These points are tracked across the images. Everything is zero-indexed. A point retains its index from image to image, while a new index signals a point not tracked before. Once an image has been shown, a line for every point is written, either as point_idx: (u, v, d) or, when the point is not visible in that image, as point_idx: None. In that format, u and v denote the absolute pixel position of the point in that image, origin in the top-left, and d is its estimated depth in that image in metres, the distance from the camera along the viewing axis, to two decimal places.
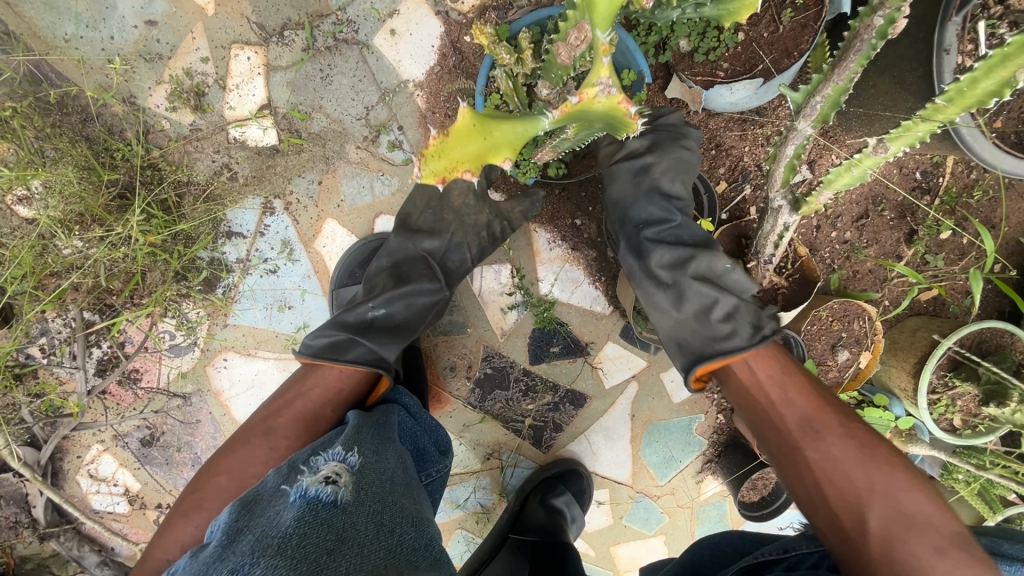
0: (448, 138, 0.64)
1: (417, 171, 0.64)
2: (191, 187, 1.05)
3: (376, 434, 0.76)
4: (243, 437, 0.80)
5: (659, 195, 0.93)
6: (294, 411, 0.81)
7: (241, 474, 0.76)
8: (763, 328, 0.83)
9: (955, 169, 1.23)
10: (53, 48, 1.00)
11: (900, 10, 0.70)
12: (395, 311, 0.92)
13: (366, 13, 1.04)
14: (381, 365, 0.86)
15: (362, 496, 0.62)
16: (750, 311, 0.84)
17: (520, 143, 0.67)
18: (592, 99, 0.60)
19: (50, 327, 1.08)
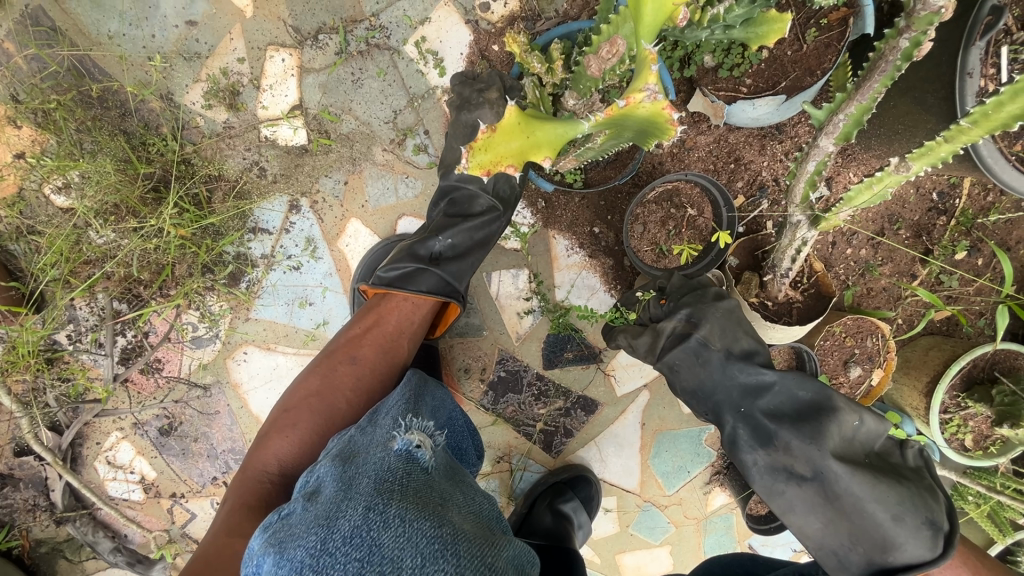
0: (495, 134, 0.65)
1: (465, 162, 0.66)
2: (221, 183, 1.07)
3: (433, 411, 0.78)
4: (325, 366, 0.89)
5: (729, 328, 0.83)
6: (373, 341, 0.90)
7: (329, 398, 0.85)
8: (936, 519, 0.68)
9: (971, 191, 1.25)
10: (97, 44, 1.03)
11: (926, 33, 0.72)
12: (458, 242, 0.95)
13: (398, 20, 1.07)
14: (456, 295, 0.96)
15: (443, 466, 0.67)
16: (916, 488, 0.71)
17: (563, 143, 0.67)
18: (637, 104, 0.59)
19: (79, 315, 1.10)
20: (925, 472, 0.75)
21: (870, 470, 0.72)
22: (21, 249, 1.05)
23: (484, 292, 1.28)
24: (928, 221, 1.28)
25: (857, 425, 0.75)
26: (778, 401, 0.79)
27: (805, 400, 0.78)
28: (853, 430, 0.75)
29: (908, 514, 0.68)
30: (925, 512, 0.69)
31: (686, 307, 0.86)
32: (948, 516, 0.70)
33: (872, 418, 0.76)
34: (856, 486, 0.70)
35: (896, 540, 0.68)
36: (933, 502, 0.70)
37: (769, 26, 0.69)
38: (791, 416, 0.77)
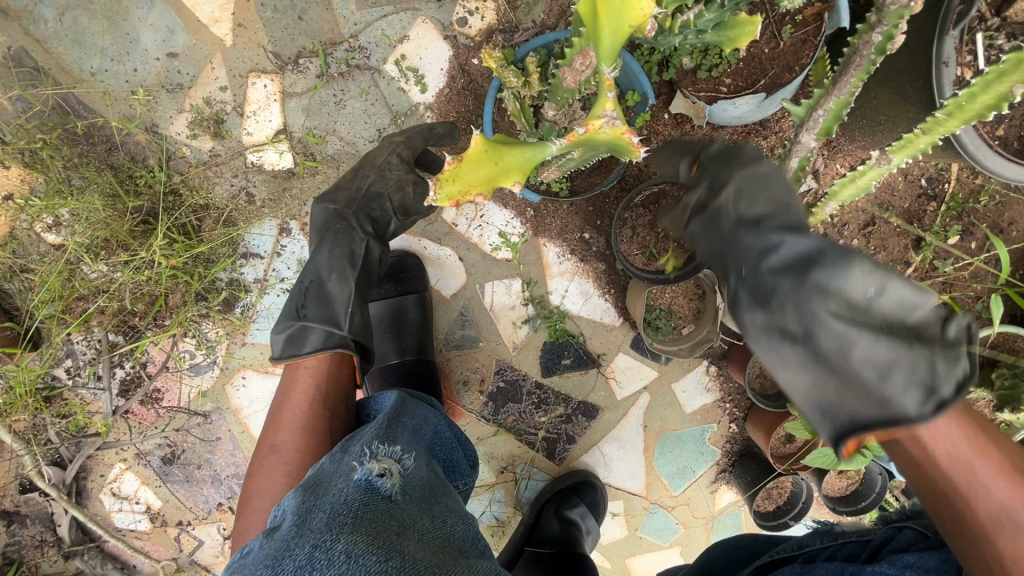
0: (462, 163, 0.64)
1: (433, 195, 0.65)
2: (210, 211, 1.08)
3: (417, 432, 0.76)
4: (256, 461, 0.83)
5: (778, 199, 0.66)
6: (286, 424, 0.84)
7: (268, 492, 0.79)
8: (937, 386, 0.53)
9: (960, 176, 1.24)
10: (79, 81, 1.04)
11: (898, 27, 0.72)
12: (325, 287, 0.90)
13: (377, 39, 1.07)
14: (340, 344, 0.86)
15: (412, 492, 0.65)
16: (930, 362, 0.54)
17: (533, 167, 0.67)
18: (596, 133, 0.60)
19: (75, 349, 1.10)
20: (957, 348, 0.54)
21: (861, 349, 0.56)
22: (14, 288, 1.06)
23: (478, 303, 1.28)
24: (919, 208, 1.27)
25: (875, 293, 0.56)
26: (776, 259, 0.63)
27: (803, 252, 0.61)
28: (869, 298, 0.56)
29: (897, 376, 0.54)
30: (924, 377, 0.53)
31: (707, 177, 0.74)
32: (961, 387, 0.53)
33: (901, 283, 0.55)
34: (831, 339, 0.57)
35: (890, 411, 0.54)
36: (942, 371, 0.53)
37: (741, 28, 0.68)
38: (780, 259, 0.62)
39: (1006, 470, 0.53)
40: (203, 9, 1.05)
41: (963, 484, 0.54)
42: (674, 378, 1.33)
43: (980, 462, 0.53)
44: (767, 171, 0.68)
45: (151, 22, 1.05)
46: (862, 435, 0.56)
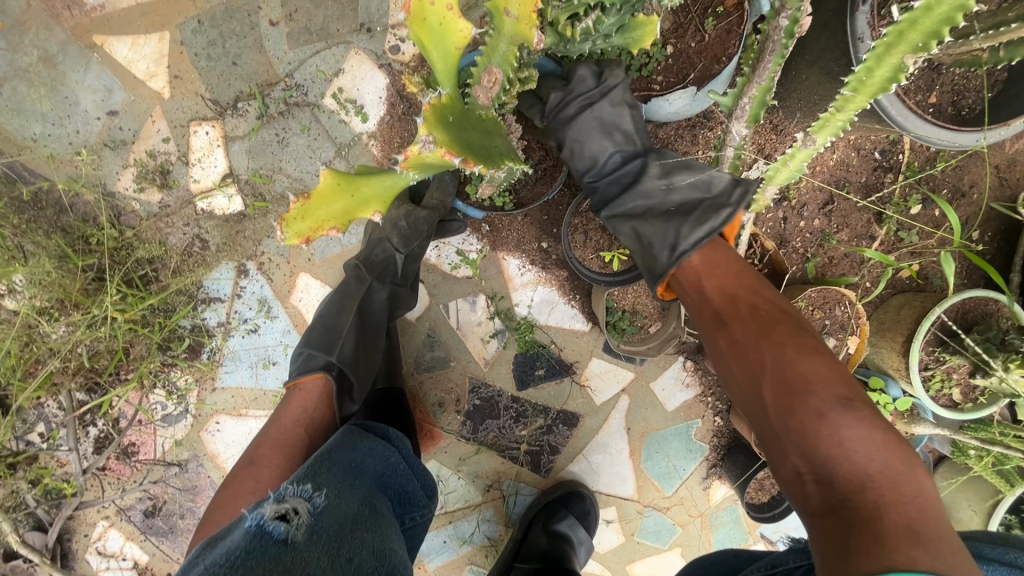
0: (311, 200, 0.64)
1: (281, 233, 0.64)
2: (165, 261, 1.09)
3: (350, 468, 0.79)
4: (233, 475, 0.85)
5: (602, 110, 0.94)
6: (269, 439, 0.88)
7: (233, 505, 0.80)
8: (682, 243, 0.86)
9: (913, 145, 1.22)
10: (23, 148, 1.06)
11: (801, 9, 0.72)
12: (329, 315, 0.98)
13: (313, 75, 1.08)
14: (325, 366, 0.92)
15: (321, 531, 0.66)
16: (688, 219, 0.88)
17: (390, 197, 0.68)
18: (416, 156, 0.58)
19: (46, 411, 1.11)
20: (714, 211, 0.86)
21: (659, 200, 0.91)
22: None
23: (445, 324, 1.28)
24: (876, 181, 1.25)
25: (666, 187, 0.91)
26: (612, 177, 0.96)
27: (632, 170, 0.95)
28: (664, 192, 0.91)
29: (665, 229, 0.89)
30: (678, 233, 0.87)
31: (567, 98, 0.94)
32: (706, 237, 0.86)
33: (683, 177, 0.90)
34: (628, 225, 0.93)
35: (667, 241, 0.88)
36: (696, 217, 0.88)
37: (642, 28, 0.70)
38: (609, 177, 0.97)
39: (737, 305, 0.81)
40: (138, 66, 1.07)
41: (708, 316, 0.83)
42: (651, 378, 1.32)
43: (717, 300, 0.82)
44: (611, 98, 0.93)
45: (89, 83, 1.07)
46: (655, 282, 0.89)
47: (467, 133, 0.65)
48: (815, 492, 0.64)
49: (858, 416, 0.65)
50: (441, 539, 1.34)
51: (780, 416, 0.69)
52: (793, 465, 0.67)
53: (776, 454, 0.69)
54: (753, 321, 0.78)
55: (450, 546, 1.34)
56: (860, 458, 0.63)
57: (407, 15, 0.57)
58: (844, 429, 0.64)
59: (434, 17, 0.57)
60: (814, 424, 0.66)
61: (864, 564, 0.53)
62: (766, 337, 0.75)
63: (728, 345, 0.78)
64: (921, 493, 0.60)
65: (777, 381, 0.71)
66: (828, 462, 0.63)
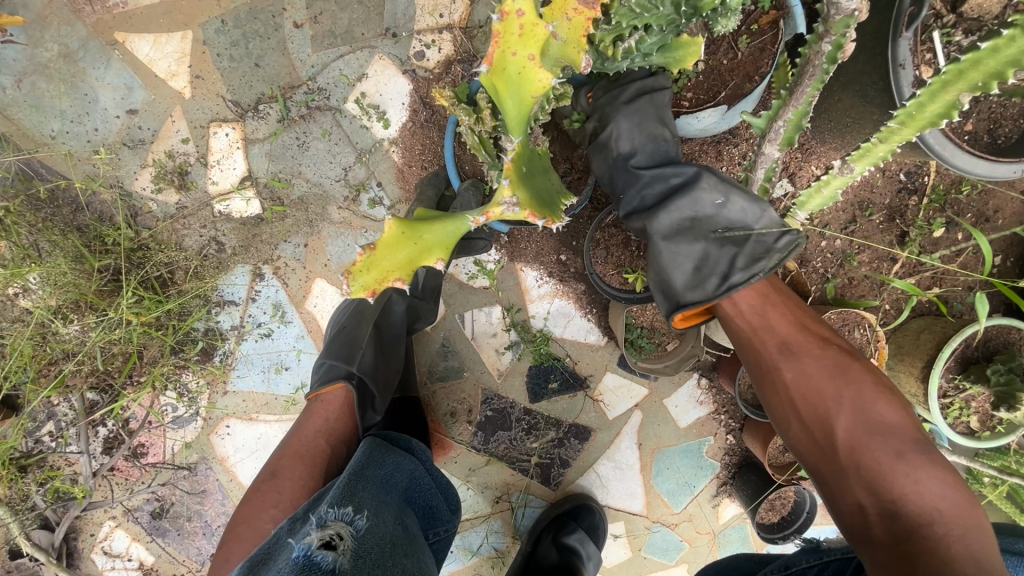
0: (377, 250, 0.62)
1: (348, 286, 0.62)
2: (180, 263, 1.08)
3: (381, 484, 0.78)
4: (253, 489, 0.85)
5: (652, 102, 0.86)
6: (291, 451, 0.87)
7: (257, 521, 0.80)
8: (735, 275, 0.77)
9: (940, 168, 1.19)
10: (41, 145, 1.05)
11: (847, 35, 0.71)
12: (348, 324, 0.97)
13: (336, 79, 1.07)
14: (345, 377, 0.90)
15: (364, 557, 0.65)
16: (742, 251, 0.78)
17: (453, 243, 0.66)
18: (500, 217, 0.62)
19: (57, 411, 1.10)
20: (768, 251, 0.77)
21: (708, 217, 0.81)
22: None
23: (459, 334, 1.27)
24: (900, 203, 1.23)
25: (719, 204, 0.80)
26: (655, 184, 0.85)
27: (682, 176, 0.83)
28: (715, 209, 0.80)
29: (714, 252, 0.80)
30: (731, 265, 0.78)
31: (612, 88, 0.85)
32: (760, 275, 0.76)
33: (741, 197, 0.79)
34: (685, 245, 0.81)
35: (716, 267, 0.79)
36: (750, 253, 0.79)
37: (683, 50, 0.68)
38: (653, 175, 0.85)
39: (805, 334, 0.76)
40: (159, 64, 1.06)
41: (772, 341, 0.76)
42: (664, 394, 1.30)
43: (783, 328, 0.77)
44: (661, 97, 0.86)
45: (108, 81, 1.05)
46: (687, 308, 0.79)
47: (534, 179, 0.69)
48: (882, 530, 0.63)
49: (932, 459, 0.65)
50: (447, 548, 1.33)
51: (851, 452, 0.67)
52: (855, 498, 0.66)
53: (834, 487, 0.67)
54: (824, 354, 0.73)
55: (457, 555, 1.34)
56: (934, 500, 0.62)
57: (488, 65, 0.54)
58: (922, 471, 0.63)
59: (515, 66, 0.55)
60: (890, 466, 0.64)
61: None
62: (842, 372, 0.71)
63: (797, 376, 0.73)
64: (984, 534, 0.61)
65: (853, 419, 0.68)
66: (899, 501, 0.63)
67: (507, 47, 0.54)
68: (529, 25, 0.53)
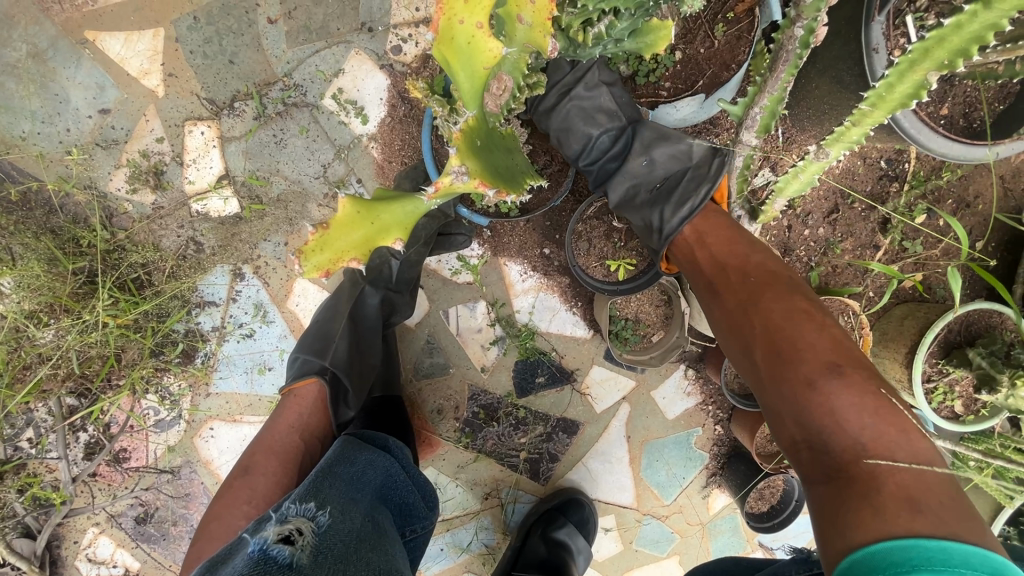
0: (330, 230, 0.64)
1: (301, 267, 0.63)
2: (158, 264, 1.07)
3: (351, 482, 0.77)
4: (227, 486, 0.83)
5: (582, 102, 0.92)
6: (263, 445, 0.86)
7: (229, 518, 0.79)
8: (671, 220, 0.87)
9: (920, 154, 1.20)
10: (12, 147, 1.03)
11: (818, 19, 0.70)
12: (321, 318, 0.97)
13: (312, 75, 1.06)
14: (319, 372, 0.90)
15: (328, 552, 0.63)
16: (671, 199, 0.89)
17: (411, 223, 0.68)
18: (449, 186, 0.61)
19: (35, 417, 1.09)
20: (697, 191, 0.87)
21: (644, 177, 0.91)
22: None
23: (444, 330, 1.26)
24: (881, 190, 1.23)
25: (648, 164, 0.91)
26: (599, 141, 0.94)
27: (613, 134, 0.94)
28: (646, 167, 0.91)
29: (651, 212, 0.90)
30: (667, 212, 0.88)
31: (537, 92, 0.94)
32: (692, 215, 0.86)
33: (663, 151, 0.90)
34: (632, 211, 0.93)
35: (654, 224, 0.89)
36: (681, 195, 0.89)
37: (654, 35, 0.68)
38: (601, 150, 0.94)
39: (729, 277, 0.78)
40: (132, 63, 1.04)
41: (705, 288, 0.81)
42: (652, 386, 1.30)
43: (710, 272, 0.81)
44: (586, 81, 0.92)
45: (80, 80, 1.04)
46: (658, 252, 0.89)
47: (492, 155, 0.69)
48: (809, 460, 0.61)
49: (847, 382, 0.61)
50: (438, 546, 1.33)
51: (771, 381, 0.67)
52: (788, 433, 0.64)
53: (772, 422, 0.67)
54: (744, 291, 0.75)
55: (448, 553, 1.33)
56: (852, 423, 0.59)
57: (434, 32, 0.53)
58: (834, 395, 0.60)
59: (463, 35, 0.54)
60: (802, 393, 0.63)
61: (860, 533, 0.52)
62: (760, 304, 0.73)
63: (725, 317, 0.76)
64: (918, 459, 0.55)
65: (769, 349, 0.68)
66: (819, 429, 0.60)
67: (454, 15, 0.53)
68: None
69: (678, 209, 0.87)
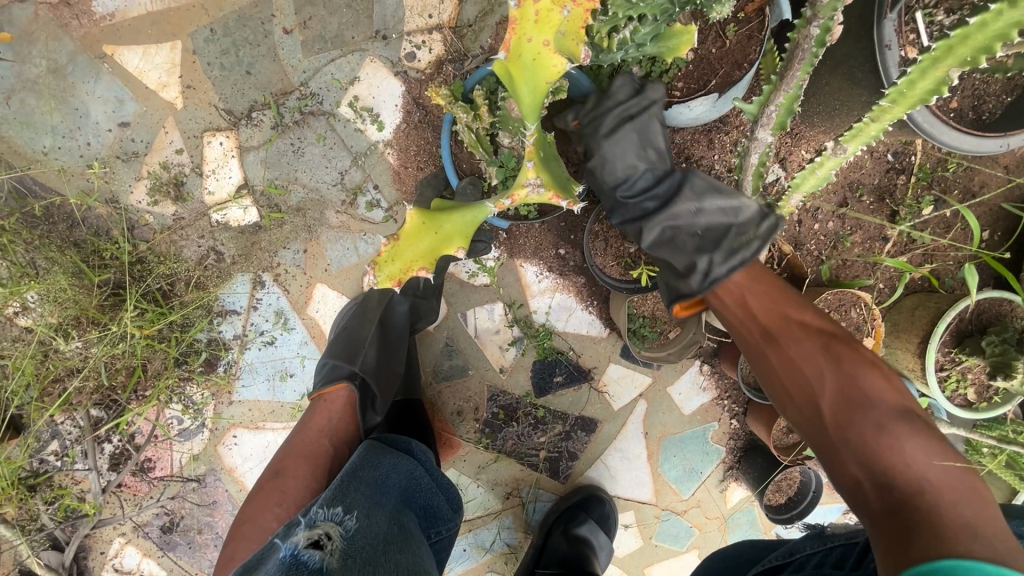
0: (401, 241, 0.66)
1: (375, 278, 0.66)
2: (180, 274, 1.08)
3: (376, 486, 0.79)
4: (258, 489, 0.84)
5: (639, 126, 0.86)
6: (294, 449, 0.87)
7: (262, 521, 0.80)
8: (717, 270, 0.82)
9: (926, 146, 1.22)
10: (33, 162, 1.04)
11: (834, 18, 0.72)
12: (348, 324, 0.98)
13: (328, 84, 1.07)
14: (349, 377, 0.92)
15: (356, 555, 0.65)
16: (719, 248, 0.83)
17: (472, 231, 0.69)
18: (525, 199, 0.66)
19: (61, 429, 1.10)
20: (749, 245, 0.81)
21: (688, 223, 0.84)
22: None
23: (462, 332, 1.27)
24: (889, 183, 1.25)
25: (696, 210, 0.84)
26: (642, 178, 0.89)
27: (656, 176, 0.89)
28: (693, 213, 0.84)
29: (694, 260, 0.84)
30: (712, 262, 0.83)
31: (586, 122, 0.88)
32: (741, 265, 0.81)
33: (715, 200, 0.82)
34: (674, 251, 0.86)
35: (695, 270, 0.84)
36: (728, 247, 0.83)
37: (676, 39, 0.68)
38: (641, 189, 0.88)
39: (787, 322, 0.80)
40: (150, 76, 1.05)
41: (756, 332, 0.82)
42: (668, 382, 1.32)
43: (764, 318, 0.82)
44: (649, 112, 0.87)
45: (99, 94, 1.05)
46: (685, 300, 0.85)
47: (548, 165, 0.72)
48: (876, 498, 0.64)
49: (917, 428, 0.67)
50: (460, 546, 1.34)
51: (838, 427, 0.70)
52: (851, 472, 0.68)
53: (831, 463, 0.71)
54: (804, 338, 0.78)
55: (470, 553, 1.34)
56: (920, 466, 0.63)
57: (506, 52, 0.58)
58: (905, 440, 0.65)
59: (529, 52, 0.57)
60: (875, 438, 0.67)
61: (930, 547, 0.56)
62: (824, 351, 0.76)
63: (782, 358, 0.78)
64: (979, 497, 0.61)
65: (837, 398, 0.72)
66: (889, 471, 0.64)
67: (523, 34, 0.57)
68: (544, 11, 0.56)
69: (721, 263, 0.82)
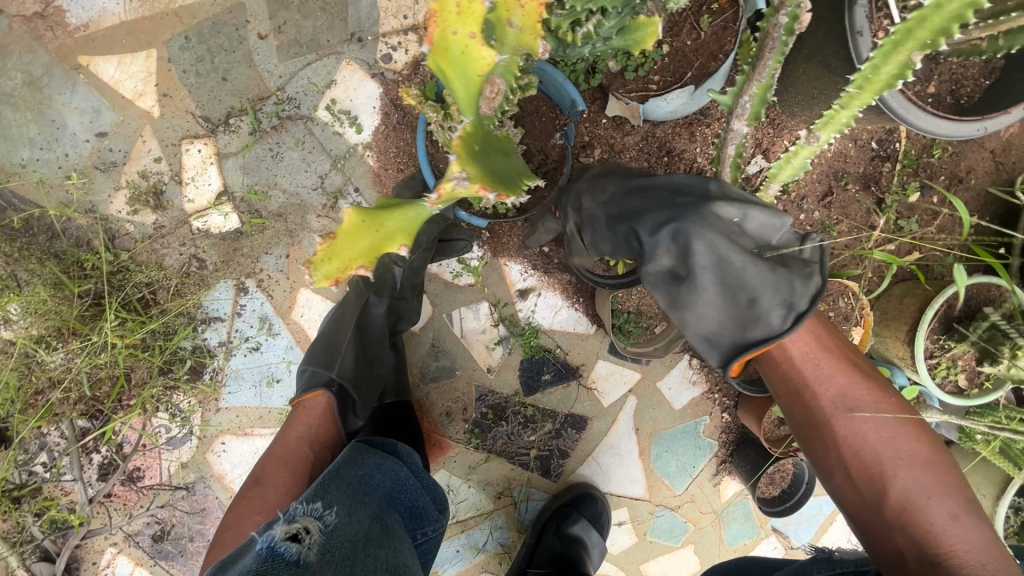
0: (337, 240, 0.65)
1: (311, 277, 0.65)
2: (162, 283, 1.08)
3: (359, 485, 0.78)
4: (240, 497, 0.84)
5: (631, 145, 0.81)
6: (274, 456, 0.87)
7: (241, 528, 0.80)
8: (799, 300, 0.68)
9: (910, 133, 1.21)
10: (12, 175, 1.04)
11: (801, 6, 0.71)
12: (328, 330, 0.98)
13: (305, 88, 1.07)
14: (327, 383, 0.91)
15: (334, 550, 0.65)
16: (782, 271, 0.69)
17: (415, 228, 0.68)
18: (451, 192, 0.61)
19: (48, 441, 1.10)
20: (808, 264, 0.69)
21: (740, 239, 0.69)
22: None
23: (449, 333, 1.27)
24: (875, 170, 1.24)
25: (740, 220, 0.70)
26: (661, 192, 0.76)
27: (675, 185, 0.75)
28: (738, 226, 0.70)
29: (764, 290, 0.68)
30: (789, 291, 0.68)
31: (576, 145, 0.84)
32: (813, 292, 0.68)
33: (759, 212, 0.71)
34: (740, 275, 0.68)
35: (767, 307, 0.68)
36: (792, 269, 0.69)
37: (642, 31, 0.67)
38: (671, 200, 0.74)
39: (862, 388, 0.69)
40: (126, 85, 1.05)
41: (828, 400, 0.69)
42: (657, 377, 1.31)
43: (838, 381, 0.70)
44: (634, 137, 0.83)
45: (75, 105, 1.05)
46: (753, 351, 0.69)
47: (489, 158, 0.69)
48: None
49: (978, 517, 0.64)
50: (453, 548, 1.33)
51: (901, 508, 0.64)
52: (896, 547, 0.64)
53: (876, 535, 0.65)
54: (885, 410, 0.68)
55: (464, 554, 1.33)
56: (975, 560, 0.61)
57: (429, 45, 0.56)
58: (973, 533, 0.62)
59: (456, 45, 0.56)
60: (943, 527, 0.62)
61: None
62: (901, 428, 0.67)
63: (850, 432, 0.67)
64: None
65: (911, 480, 0.64)
66: (951, 563, 0.61)
67: (447, 27, 0.55)
68: (466, 4, 0.54)
69: (790, 291, 0.68)
